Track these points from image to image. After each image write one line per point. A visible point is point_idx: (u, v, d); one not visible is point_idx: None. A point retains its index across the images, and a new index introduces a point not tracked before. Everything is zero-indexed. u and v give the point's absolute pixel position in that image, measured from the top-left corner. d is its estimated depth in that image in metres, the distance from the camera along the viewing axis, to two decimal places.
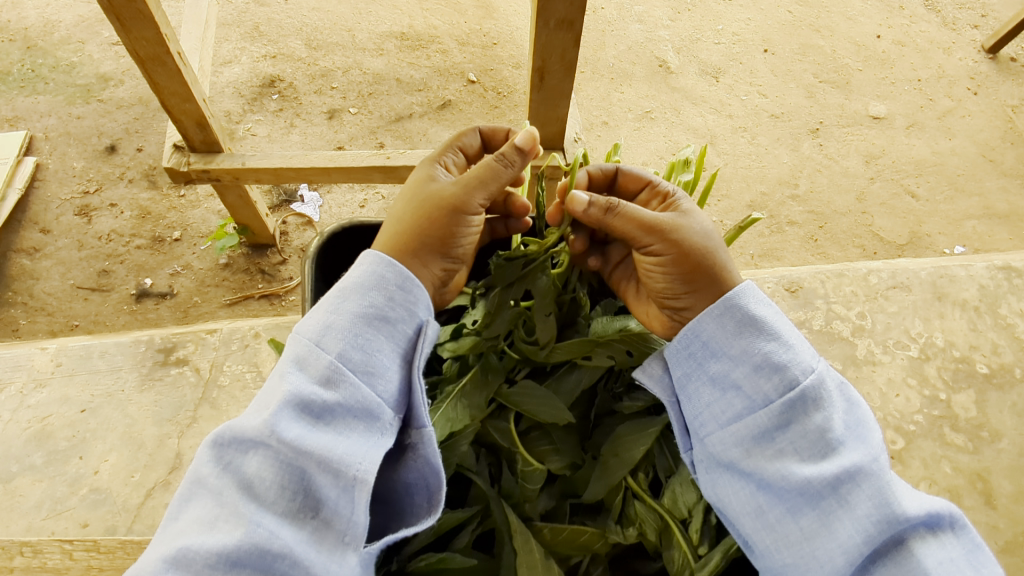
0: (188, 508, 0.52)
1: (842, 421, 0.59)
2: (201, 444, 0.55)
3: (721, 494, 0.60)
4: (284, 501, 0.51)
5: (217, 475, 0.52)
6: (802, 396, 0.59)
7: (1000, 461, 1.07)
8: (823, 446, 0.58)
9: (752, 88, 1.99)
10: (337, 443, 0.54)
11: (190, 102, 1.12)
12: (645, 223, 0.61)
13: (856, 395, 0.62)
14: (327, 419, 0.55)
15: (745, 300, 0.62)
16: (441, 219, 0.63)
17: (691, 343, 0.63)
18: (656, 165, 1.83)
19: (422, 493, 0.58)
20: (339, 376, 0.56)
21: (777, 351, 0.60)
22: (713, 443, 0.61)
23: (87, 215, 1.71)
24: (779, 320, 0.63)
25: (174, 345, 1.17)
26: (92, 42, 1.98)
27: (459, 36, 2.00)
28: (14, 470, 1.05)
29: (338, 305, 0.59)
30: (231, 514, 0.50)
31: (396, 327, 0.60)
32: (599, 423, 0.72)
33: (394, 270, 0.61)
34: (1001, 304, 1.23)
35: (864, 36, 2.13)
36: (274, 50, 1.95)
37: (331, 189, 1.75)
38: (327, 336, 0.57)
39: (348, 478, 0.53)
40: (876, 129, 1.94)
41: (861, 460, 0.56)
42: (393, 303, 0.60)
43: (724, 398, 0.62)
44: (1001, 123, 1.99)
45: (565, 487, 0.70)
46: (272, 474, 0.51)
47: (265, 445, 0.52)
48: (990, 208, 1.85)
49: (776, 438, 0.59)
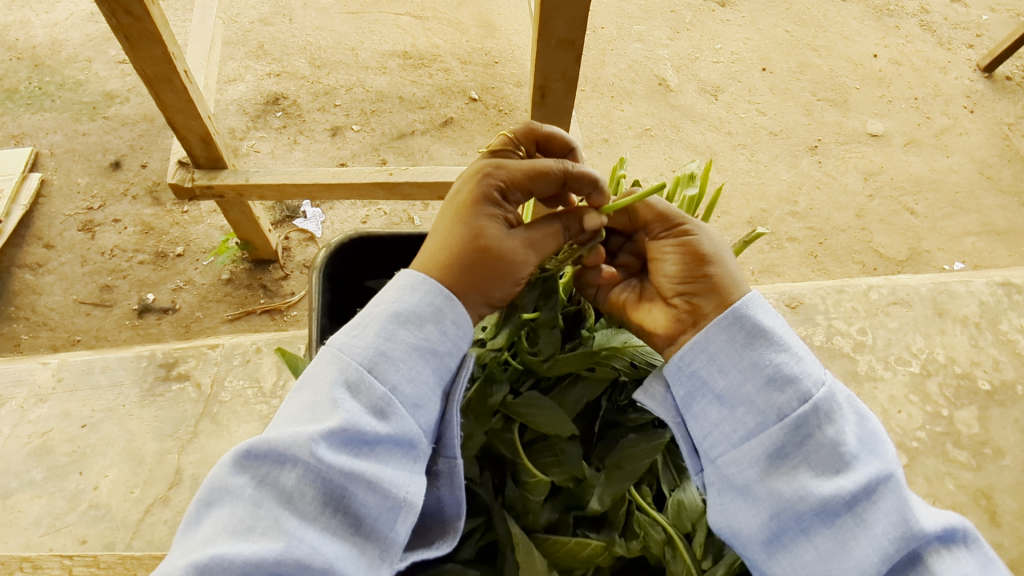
0: (214, 513, 0.52)
1: (855, 435, 0.59)
2: (228, 451, 0.54)
3: (733, 517, 0.59)
4: (324, 517, 0.52)
5: (253, 487, 0.52)
6: (818, 410, 0.59)
7: (1003, 478, 1.07)
8: (839, 462, 0.57)
9: (751, 106, 2.01)
10: (382, 470, 0.55)
11: (195, 119, 1.14)
12: (660, 211, 0.65)
13: (865, 408, 0.62)
14: (373, 446, 0.55)
15: (751, 311, 0.62)
16: (511, 278, 0.63)
17: (697, 357, 0.63)
18: (657, 181, 1.84)
19: (437, 516, 0.61)
20: (390, 407, 0.56)
21: (789, 364, 0.61)
22: (726, 463, 0.60)
23: (90, 230, 1.72)
24: (788, 334, 0.63)
25: (176, 359, 1.17)
26: (99, 60, 2.01)
27: (461, 55, 2.03)
28: (13, 486, 1.05)
29: (393, 331, 0.59)
30: (271, 528, 0.49)
31: (443, 360, 0.60)
32: (603, 435, 0.72)
33: (451, 306, 0.61)
34: (1001, 320, 1.23)
35: (861, 55, 2.16)
36: (278, 68, 1.97)
37: (333, 205, 1.76)
38: (379, 362, 0.57)
39: (396, 500, 0.54)
40: (874, 147, 1.96)
41: (876, 476, 0.56)
42: (444, 336, 0.60)
43: (734, 416, 0.61)
44: (998, 141, 2.01)
45: (568, 499, 0.70)
46: (315, 490, 0.52)
47: (310, 463, 0.52)
48: (989, 224, 1.86)
49: (789, 454, 0.58)
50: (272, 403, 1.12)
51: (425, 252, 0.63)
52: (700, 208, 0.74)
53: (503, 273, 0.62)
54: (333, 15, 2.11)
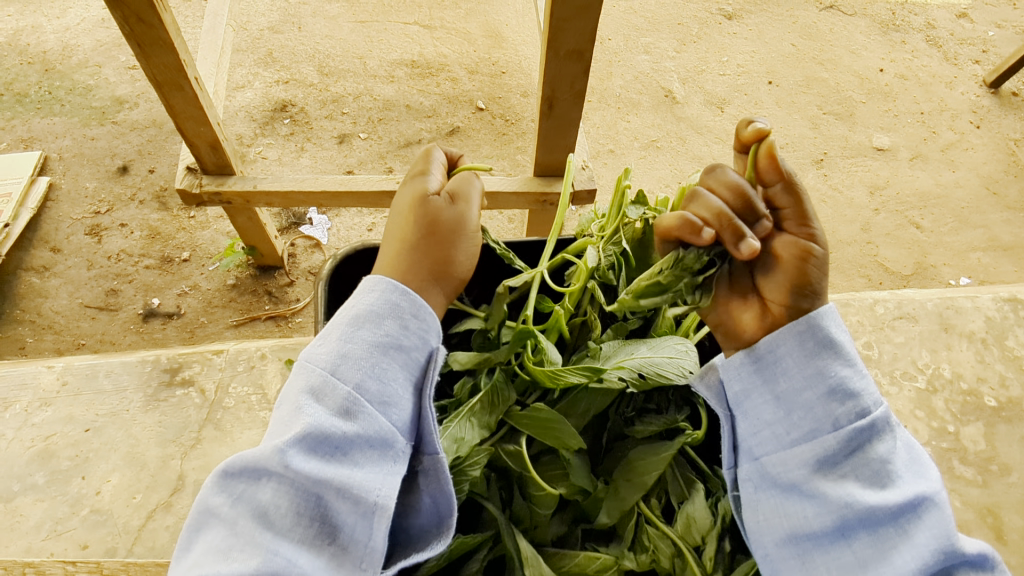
0: (201, 537, 0.53)
1: (902, 459, 0.60)
2: (209, 474, 0.56)
3: (770, 512, 0.61)
4: (300, 529, 0.53)
5: (230, 505, 0.53)
6: (871, 425, 0.60)
7: (1010, 496, 1.06)
8: (885, 477, 0.58)
9: (757, 118, 2.01)
10: (354, 473, 0.55)
11: (205, 126, 1.14)
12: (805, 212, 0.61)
13: (913, 441, 0.65)
14: (344, 450, 0.55)
15: (829, 322, 0.63)
16: (455, 236, 0.66)
17: (765, 357, 0.64)
18: (663, 192, 1.84)
19: (432, 519, 0.59)
20: (356, 407, 0.57)
21: (852, 380, 0.61)
22: (772, 463, 0.62)
23: (97, 234, 1.72)
24: (855, 351, 0.64)
25: (181, 365, 1.17)
26: (109, 65, 2.02)
27: (469, 65, 2.04)
28: (15, 489, 1.04)
29: (353, 334, 0.60)
30: (247, 544, 0.50)
31: (411, 356, 0.61)
32: (610, 448, 0.72)
33: (407, 298, 0.62)
34: (1008, 336, 1.23)
35: (868, 69, 2.16)
36: (287, 76, 1.99)
37: (339, 213, 1.77)
38: (342, 365, 0.58)
39: (369, 504, 0.54)
40: (880, 161, 1.96)
41: (922, 494, 0.57)
42: (406, 332, 0.61)
43: (788, 419, 0.62)
44: (1004, 156, 2.01)
45: (577, 513, 0.71)
46: (289, 501, 0.53)
47: (280, 475, 0.53)
48: (995, 240, 1.86)
49: (839, 463, 0.59)
50: None
51: (382, 244, 0.68)
52: None
53: (446, 234, 0.66)
54: (342, 23, 2.13)
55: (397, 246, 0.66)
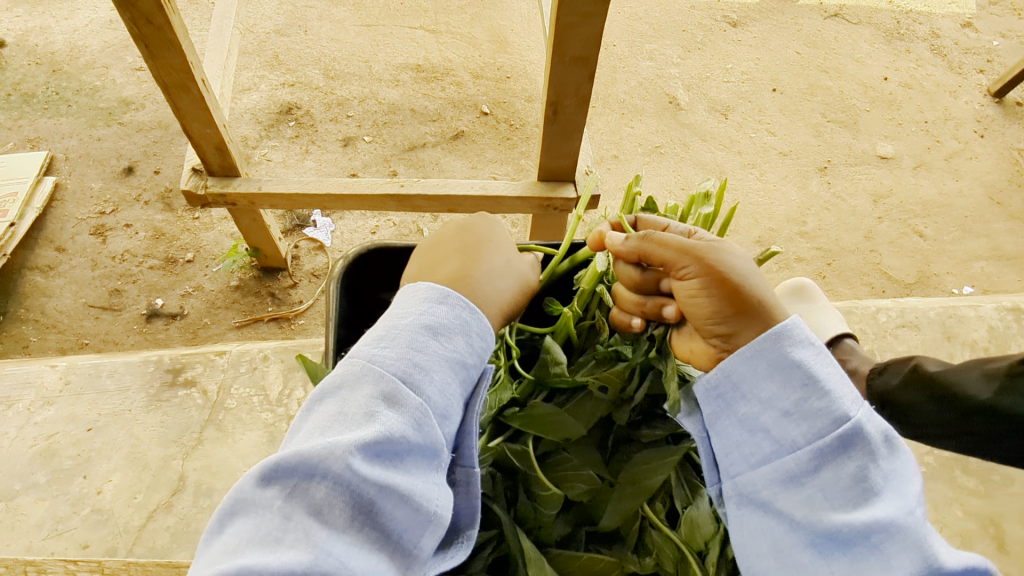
0: (240, 526, 0.49)
1: (883, 471, 0.56)
2: (259, 461, 0.51)
3: (747, 531, 0.60)
4: (354, 531, 0.49)
5: (286, 499, 0.49)
6: (836, 444, 0.57)
7: (1012, 505, 1.05)
8: (857, 496, 0.55)
9: (761, 126, 2.02)
10: (414, 481, 0.53)
11: (211, 128, 1.15)
12: (680, 248, 0.64)
13: (900, 443, 0.59)
14: (406, 459, 0.53)
15: (782, 342, 0.61)
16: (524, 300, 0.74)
17: (721, 382, 0.64)
18: (666, 199, 1.84)
19: (452, 531, 0.59)
20: (424, 416, 0.55)
21: (811, 399, 0.59)
22: (743, 484, 0.61)
23: (102, 234, 1.73)
24: (821, 366, 0.61)
25: (183, 365, 1.17)
26: (115, 67, 2.04)
27: (474, 69, 2.05)
28: (17, 488, 1.05)
29: (426, 342, 0.59)
30: (301, 540, 0.47)
31: (471, 372, 0.61)
32: (616, 450, 0.72)
33: (478, 319, 0.63)
34: (1011, 345, 1.22)
35: (872, 78, 2.16)
36: (292, 79, 2.00)
37: (343, 215, 1.77)
38: (414, 371, 0.57)
39: (424, 519, 0.52)
40: (884, 169, 1.96)
41: (896, 512, 0.53)
42: (471, 349, 0.61)
43: (753, 440, 0.62)
44: (1007, 166, 2.01)
45: (581, 514, 0.70)
46: (349, 503, 0.50)
47: (344, 475, 0.50)
48: (998, 249, 1.86)
49: (805, 483, 0.58)
50: (277, 412, 1.12)
51: (450, 262, 0.69)
52: (716, 224, 0.77)
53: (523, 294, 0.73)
54: (348, 27, 2.14)
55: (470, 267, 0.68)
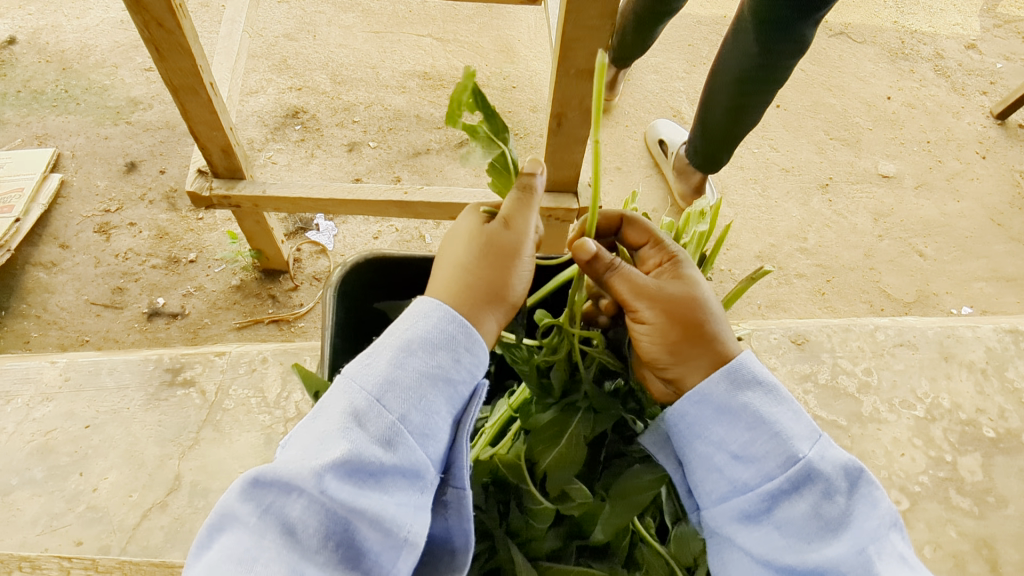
0: (222, 541, 0.53)
1: (836, 509, 0.60)
2: (241, 478, 0.55)
3: (718, 562, 0.65)
4: (325, 551, 0.52)
5: (260, 516, 0.52)
6: (786, 485, 0.61)
7: (1006, 528, 1.05)
8: (811, 534, 0.59)
9: (763, 141, 2.04)
10: (387, 503, 0.55)
11: (217, 131, 1.16)
12: (637, 289, 0.64)
13: (857, 470, 0.62)
14: (380, 478, 0.55)
15: (728, 384, 0.63)
16: (506, 259, 0.66)
17: (676, 423, 0.66)
18: (666, 212, 1.85)
19: (446, 549, 0.62)
20: (398, 437, 0.57)
21: (757, 442, 0.62)
22: (709, 517, 0.65)
23: (107, 232, 1.74)
24: (770, 407, 0.63)
25: (183, 365, 1.17)
26: (125, 66, 2.05)
27: (480, 79, 2.06)
28: (13, 483, 1.05)
29: (405, 360, 0.60)
30: (273, 560, 0.50)
31: (456, 388, 0.61)
32: (608, 465, 0.75)
33: (462, 331, 0.62)
34: (1009, 367, 1.22)
35: (875, 97, 2.18)
36: (299, 83, 2.01)
37: (346, 220, 1.78)
38: (390, 392, 0.58)
39: (397, 541, 0.54)
40: (885, 188, 1.97)
41: (847, 552, 0.57)
42: (457, 365, 0.61)
43: (709, 479, 0.65)
44: (1009, 188, 2.02)
45: (572, 528, 0.72)
46: (319, 522, 0.52)
47: (316, 496, 0.53)
48: (997, 270, 1.86)
49: (762, 522, 0.61)
50: (274, 414, 1.12)
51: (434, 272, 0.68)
52: (710, 242, 0.77)
53: (495, 255, 0.66)
54: (356, 33, 2.16)
55: (446, 269, 0.66)
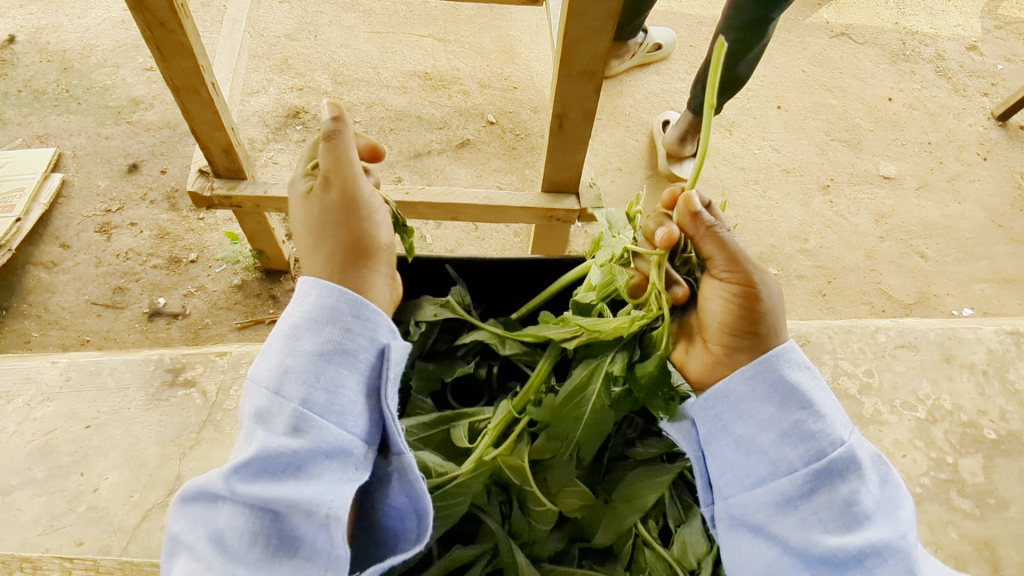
0: (174, 564, 0.58)
1: (873, 497, 0.61)
2: (173, 504, 0.60)
3: (742, 553, 0.63)
4: (256, 548, 0.56)
5: (192, 529, 0.57)
6: (832, 466, 0.61)
7: (1007, 530, 1.05)
8: (848, 519, 0.60)
9: (764, 142, 2.03)
10: (307, 487, 0.58)
11: (219, 130, 1.16)
12: (732, 254, 0.67)
13: (888, 466, 0.65)
14: (296, 465, 0.58)
15: (781, 364, 0.66)
16: (347, 215, 0.73)
17: (718, 402, 0.68)
18: None
19: (412, 517, 0.63)
20: (304, 422, 0.60)
21: (807, 421, 0.63)
22: (737, 504, 0.65)
23: (107, 232, 1.74)
24: (818, 391, 0.66)
25: (184, 365, 1.17)
26: (127, 66, 2.05)
27: (482, 79, 2.06)
28: (13, 483, 1.05)
29: (292, 347, 0.63)
30: (210, 567, 0.55)
31: (356, 358, 0.64)
32: (610, 467, 0.75)
33: (345, 300, 0.66)
34: (1010, 369, 1.22)
35: (876, 98, 2.17)
36: (301, 83, 2.01)
37: None
38: (286, 381, 0.61)
39: (321, 517, 0.57)
40: (887, 189, 1.97)
41: (888, 536, 0.58)
42: (349, 335, 0.64)
43: (748, 461, 0.65)
44: (1010, 189, 2.02)
45: (575, 529, 0.74)
46: (245, 522, 0.56)
47: (234, 498, 0.57)
48: (999, 272, 1.86)
49: (800, 506, 0.61)
50: None
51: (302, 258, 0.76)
52: None
53: (335, 215, 0.73)
54: (358, 33, 2.16)
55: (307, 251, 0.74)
